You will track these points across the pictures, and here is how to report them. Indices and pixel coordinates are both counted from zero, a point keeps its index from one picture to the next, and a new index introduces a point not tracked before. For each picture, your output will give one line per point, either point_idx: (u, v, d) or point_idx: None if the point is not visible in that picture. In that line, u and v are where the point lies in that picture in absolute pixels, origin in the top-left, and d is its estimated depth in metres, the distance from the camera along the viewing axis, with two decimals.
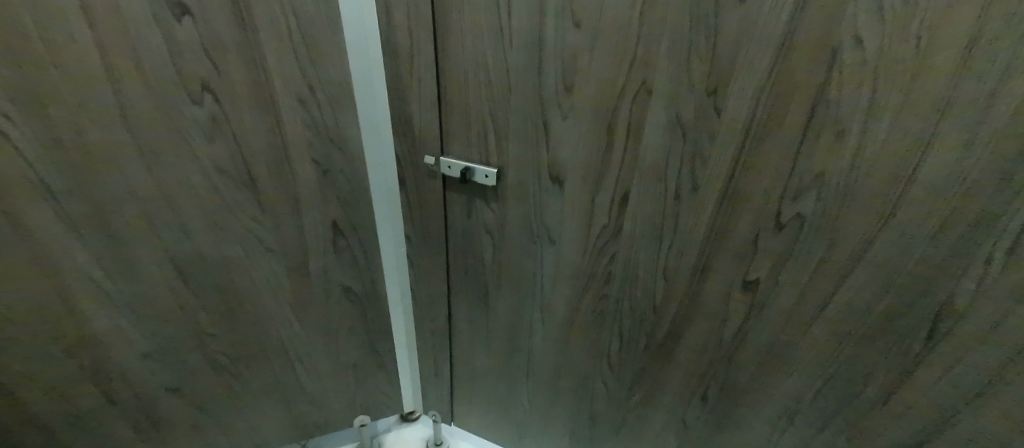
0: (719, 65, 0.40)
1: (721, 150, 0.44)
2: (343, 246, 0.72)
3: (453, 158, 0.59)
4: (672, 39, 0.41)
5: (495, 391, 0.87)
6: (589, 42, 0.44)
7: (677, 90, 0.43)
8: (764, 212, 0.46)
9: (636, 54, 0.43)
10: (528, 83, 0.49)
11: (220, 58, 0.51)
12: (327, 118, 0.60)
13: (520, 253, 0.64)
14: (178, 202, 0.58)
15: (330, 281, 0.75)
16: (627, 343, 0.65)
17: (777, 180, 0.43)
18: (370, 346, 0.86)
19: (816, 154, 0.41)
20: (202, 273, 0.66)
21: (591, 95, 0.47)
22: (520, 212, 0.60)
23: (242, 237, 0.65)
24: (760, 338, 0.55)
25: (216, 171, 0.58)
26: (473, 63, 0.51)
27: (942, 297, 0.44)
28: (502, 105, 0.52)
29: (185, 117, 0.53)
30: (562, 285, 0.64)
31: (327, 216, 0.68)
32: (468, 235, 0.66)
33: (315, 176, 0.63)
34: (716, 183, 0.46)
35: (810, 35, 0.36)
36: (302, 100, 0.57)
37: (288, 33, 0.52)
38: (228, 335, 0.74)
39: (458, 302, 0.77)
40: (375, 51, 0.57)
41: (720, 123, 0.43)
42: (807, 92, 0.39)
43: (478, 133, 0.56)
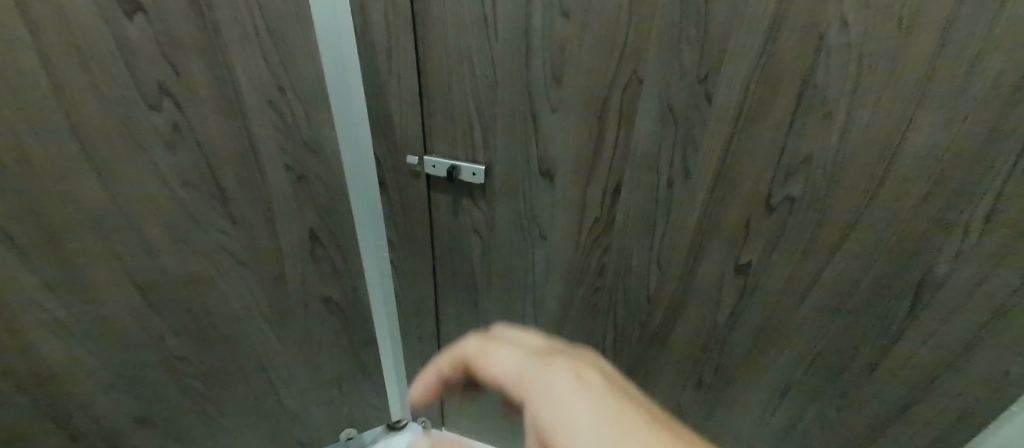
0: (709, 53, 0.40)
1: (712, 138, 0.44)
2: (322, 254, 0.68)
3: (437, 157, 0.57)
4: (662, 27, 0.40)
5: None
6: (577, 32, 0.43)
7: (668, 79, 0.43)
8: (754, 197, 0.47)
9: (626, 44, 0.42)
10: (514, 76, 0.48)
11: (180, 58, 0.47)
12: (301, 120, 0.56)
13: (510, 251, 0.63)
14: (138, 217, 0.53)
15: (311, 292, 0.71)
16: (621, 334, 0.65)
17: (767, 165, 0.44)
18: (354, 357, 0.83)
19: (804, 138, 0.42)
20: (169, 292, 0.61)
21: (580, 87, 0.46)
22: (509, 209, 0.58)
23: (212, 250, 0.60)
24: (750, 322, 0.57)
25: (181, 180, 0.53)
26: (456, 57, 0.49)
27: (923, 270, 0.46)
28: (488, 100, 0.51)
29: (143, 125, 0.48)
30: (554, 280, 0.63)
31: (304, 224, 0.64)
32: (455, 236, 0.64)
33: (288, 182, 0.60)
34: (708, 171, 0.47)
35: (799, 19, 0.36)
36: (273, 102, 0.53)
37: (254, 30, 0.48)
38: (201, 357, 0.69)
39: (446, 305, 0.75)
40: (349, 48, 0.54)
41: (711, 110, 0.43)
42: (795, 77, 0.39)
43: (462, 129, 0.54)
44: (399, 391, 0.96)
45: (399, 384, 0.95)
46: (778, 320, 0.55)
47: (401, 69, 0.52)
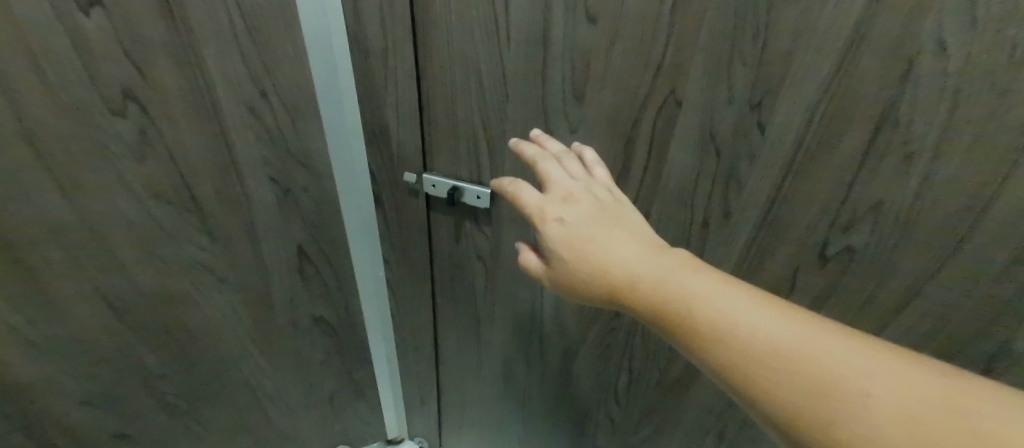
0: (766, 73, 0.34)
1: (762, 172, 0.39)
2: (311, 273, 0.63)
3: (439, 176, 0.53)
4: (709, 37, 0.35)
5: (490, 415, 0.82)
6: (606, 41, 0.38)
7: (712, 99, 0.37)
8: (800, 240, 0.41)
9: (664, 57, 0.37)
10: (530, 88, 0.43)
11: (146, 58, 0.41)
12: (287, 130, 0.50)
13: (518, 275, 0.59)
14: (109, 231, 0.48)
15: (301, 311, 0.66)
16: (637, 376, 0.61)
17: (828, 207, 0.38)
18: (347, 376, 0.78)
19: (874, 182, 0.35)
20: (144, 309, 0.56)
21: (606, 103, 0.41)
22: (516, 233, 0.55)
23: (188, 266, 0.55)
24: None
25: (152, 193, 0.48)
26: (462, 64, 0.43)
27: (1001, 345, 0.39)
28: (497, 114, 0.46)
29: (106, 132, 0.43)
30: (566, 310, 0.60)
31: (292, 241, 0.59)
32: (456, 260, 0.61)
33: (274, 196, 0.54)
34: (753, 207, 0.41)
35: (881, 39, 0.30)
36: (255, 109, 0.47)
37: (232, 29, 0.42)
38: (182, 375, 0.64)
39: (445, 327, 0.71)
40: (341, 50, 0.47)
41: (762, 141, 0.37)
42: (870, 108, 0.33)
43: (467, 146, 0.49)
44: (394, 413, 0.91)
45: (395, 406, 0.90)
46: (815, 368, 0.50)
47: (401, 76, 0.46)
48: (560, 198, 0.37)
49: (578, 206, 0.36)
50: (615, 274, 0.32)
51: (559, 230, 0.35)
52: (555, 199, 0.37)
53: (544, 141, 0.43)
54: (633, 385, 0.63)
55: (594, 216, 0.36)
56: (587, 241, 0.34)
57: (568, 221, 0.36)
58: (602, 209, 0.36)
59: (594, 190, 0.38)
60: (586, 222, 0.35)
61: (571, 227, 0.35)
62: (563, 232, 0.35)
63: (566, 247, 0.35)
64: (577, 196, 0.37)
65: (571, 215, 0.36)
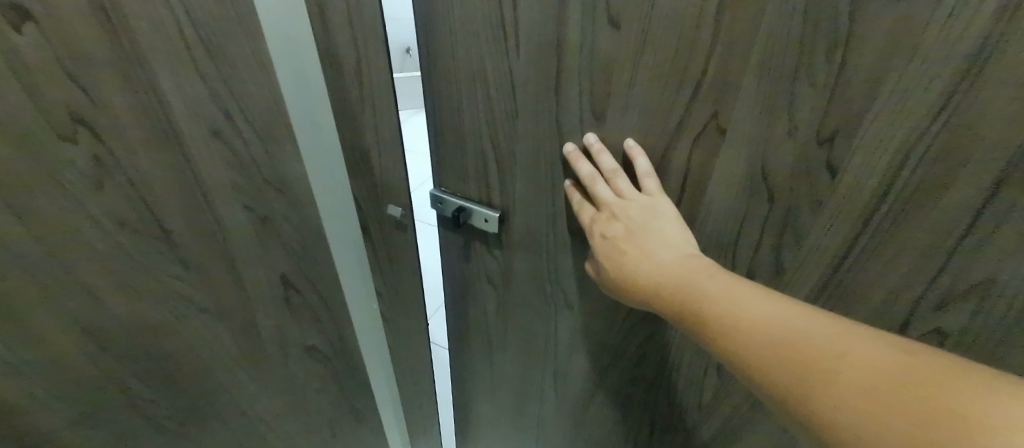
0: (837, 112, 0.33)
1: (833, 220, 0.38)
2: (298, 304, 0.61)
3: (446, 193, 0.58)
4: (760, 61, 0.33)
5: (508, 406, 0.89)
6: (633, 52, 0.37)
7: (758, 134, 0.37)
8: (881, 298, 0.41)
9: (701, 82, 0.36)
10: (544, 102, 0.44)
11: (92, 74, 0.32)
12: (258, 152, 0.47)
13: (530, 286, 0.64)
14: (87, 273, 0.38)
15: (291, 340, 0.63)
16: (671, 397, 0.64)
17: (920, 268, 0.37)
18: (341, 396, 0.77)
19: (984, 254, 0.34)
20: (129, 347, 0.45)
21: (628, 128, 0.42)
22: (525, 255, 0.60)
23: (167, 300, 0.46)
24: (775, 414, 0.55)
25: (118, 223, 0.38)
26: (472, 90, 0.46)
27: None
28: (506, 136, 0.48)
29: (55, 164, 0.32)
30: (585, 324, 0.63)
31: (275, 270, 0.55)
32: (469, 271, 0.68)
33: (250, 224, 0.50)
34: (829, 253, 0.41)
35: (1004, 88, 0.27)
36: (218, 132, 0.42)
37: (185, 44, 0.37)
38: (176, 398, 0.53)
39: (463, 319, 0.77)
40: (312, 73, 0.49)
41: (831, 185, 0.37)
42: (987, 171, 0.30)
43: (476, 169, 0.53)
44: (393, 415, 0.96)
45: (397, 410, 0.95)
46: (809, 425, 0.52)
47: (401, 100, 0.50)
48: (607, 216, 0.44)
49: (618, 224, 0.43)
50: (644, 281, 0.40)
51: (602, 244, 0.44)
52: (602, 217, 0.44)
53: (599, 154, 0.44)
54: (639, 401, 0.69)
55: (633, 231, 0.42)
56: (623, 254, 0.42)
57: (609, 238, 0.44)
58: (640, 225, 0.42)
59: (637, 205, 0.43)
60: (626, 237, 0.43)
61: (611, 243, 0.43)
62: (607, 246, 0.44)
63: (608, 256, 0.44)
64: (621, 213, 0.43)
65: (614, 231, 0.43)
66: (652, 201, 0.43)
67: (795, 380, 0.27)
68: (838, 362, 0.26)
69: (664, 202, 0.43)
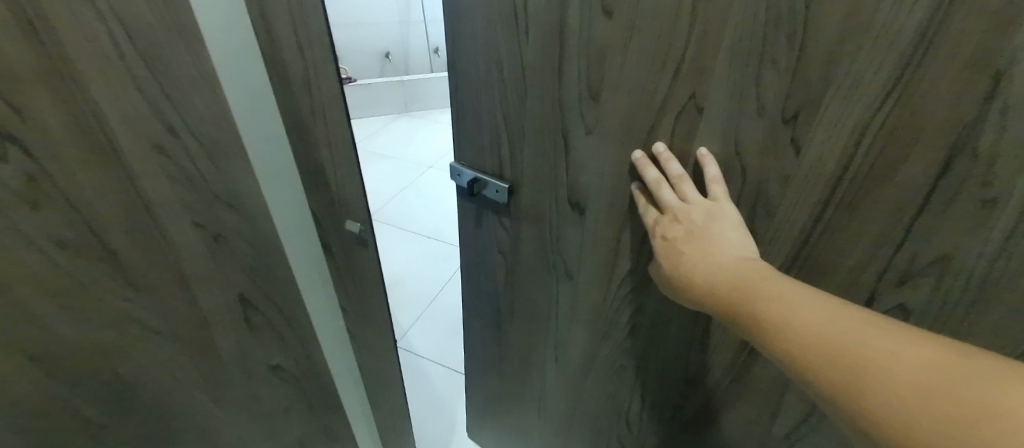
0: (801, 90, 0.35)
1: (798, 196, 0.41)
2: (259, 325, 0.58)
3: (463, 166, 0.64)
4: (732, 43, 0.36)
5: (508, 376, 0.95)
6: (623, 39, 0.41)
7: (727, 110, 0.40)
8: (847, 268, 0.43)
9: (680, 65, 0.39)
10: (550, 85, 0.48)
11: (16, 88, 0.29)
12: (203, 164, 0.43)
13: (535, 256, 0.69)
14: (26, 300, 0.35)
15: (253, 360, 0.60)
16: (653, 361, 0.68)
17: (877, 246, 0.40)
18: (310, 412, 0.73)
19: (940, 230, 0.36)
20: (82, 373, 0.42)
21: (619, 107, 0.45)
22: (530, 226, 0.65)
23: (118, 324, 0.43)
24: (766, 374, 0.57)
25: (60, 245, 0.35)
26: (488, 70, 0.51)
27: None
28: (516, 116, 0.53)
29: None
30: (584, 297, 0.67)
31: (231, 290, 0.52)
32: (482, 240, 0.74)
33: (201, 244, 0.46)
34: (797, 225, 0.43)
35: (946, 73, 0.29)
36: (162, 148, 0.40)
37: (120, 56, 0.34)
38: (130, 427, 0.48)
39: (474, 285, 0.84)
40: (257, 80, 0.47)
41: (796, 163, 0.39)
42: (935, 152, 0.32)
43: (492, 143, 0.59)
44: (366, 421, 0.92)
45: (369, 419, 0.92)
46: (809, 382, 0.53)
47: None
48: (670, 219, 0.45)
49: (680, 227, 0.44)
50: (704, 282, 0.40)
51: (662, 245, 0.45)
52: (665, 221, 0.46)
53: (667, 161, 0.45)
54: (635, 372, 0.71)
55: (693, 234, 0.43)
56: (682, 256, 0.43)
57: (669, 241, 0.45)
58: (701, 229, 0.43)
59: (699, 210, 0.43)
60: (686, 241, 0.43)
61: (671, 244, 0.44)
62: (667, 247, 0.45)
63: (667, 257, 0.45)
64: (683, 217, 0.44)
65: (674, 234, 0.44)
66: (716, 206, 0.43)
67: (840, 378, 0.28)
68: (897, 372, 0.26)
69: (729, 208, 0.43)
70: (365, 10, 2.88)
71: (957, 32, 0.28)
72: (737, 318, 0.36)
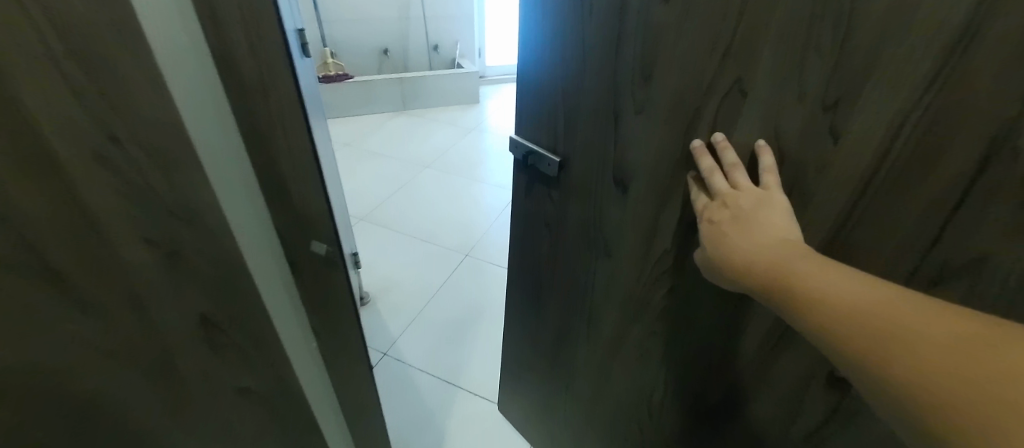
0: (843, 77, 0.35)
1: (833, 187, 0.40)
2: (225, 344, 0.52)
3: (520, 138, 0.69)
4: (781, 30, 0.37)
5: (539, 354, 0.96)
6: (676, 23, 0.43)
7: (776, 96, 0.40)
8: (879, 266, 0.41)
9: (730, 48, 0.40)
10: (605, 63, 0.51)
11: None
12: (157, 182, 0.37)
13: (579, 233, 0.70)
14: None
15: (218, 384, 0.54)
16: (676, 349, 0.66)
17: (910, 243, 0.38)
18: (287, 428, 0.68)
19: (977, 226, 0.34)
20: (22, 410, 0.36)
21: (669, 89, 0.47)
22: (576, 202, 0.67)
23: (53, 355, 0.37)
24: (789, 373, 0.53)
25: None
26: (554, 47, 0.56)
27: None
28: (573, 92, 0.57)
29: None
30: (619, 278, 0.67)
31: (192, 311, 0.46)
32: (528, 213, 0.78)
33: (155, 261, 0.41)
34: (831, 215, 0.41)
35: (991, 63, 0.29)
36: (107, 159, 0.34)
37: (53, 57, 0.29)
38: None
39: (518, 259, 0.87)
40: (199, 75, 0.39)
41: (834, 149, 0.39)
42: (976, 144, 0.31)
43: (548, 118, 0.62)
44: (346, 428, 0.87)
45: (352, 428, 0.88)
46: (836, 378, 0.48)
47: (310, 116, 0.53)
48: (718, 204, 0.44)
49: (727, 211, 0.43)
50: (751, 266, 0.39)
51: (709, 229, 0.45)
52: (713, 205, 0.45)
53: (723, 150, 0.45)
54: (661, 361, 0.69)
55: (740, 219, 0.42)
56: (730, 240, 0.42)
57: (717, 224, 0.44)
58: (750, 215, 0.41)
59: (750, 197, 0.42)
60: (733, 225, 0.42)
61: (717, 228, 0.44)
62: (713, 230, 0.44)
63: (713, 242, 0.44)
64: (731, 202, 0.43)
65: (721, 218, 0.43)
66: (767, 195, 0.42)
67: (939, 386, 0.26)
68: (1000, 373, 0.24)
69: (783, 198, 0.42)
70: (363, 5, 2.80)
71: (1005, 22, 0.27)
72: (779, 293, 0.37)
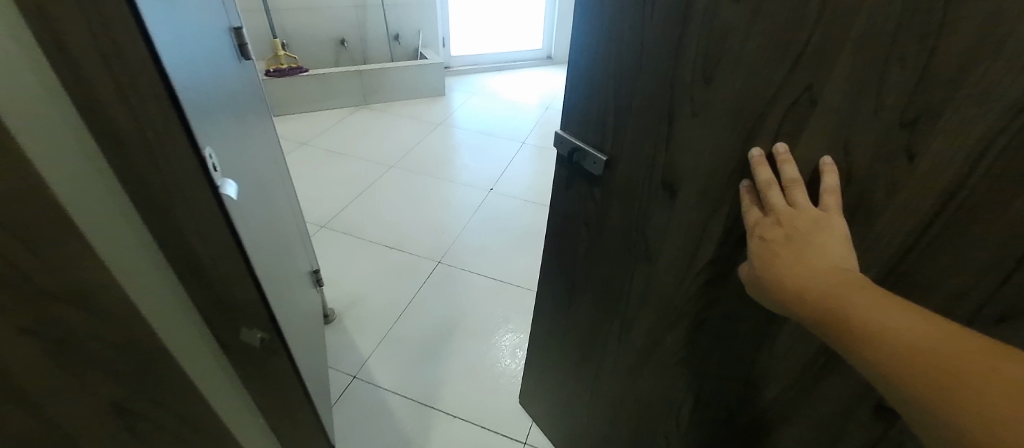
0: (926, 92, 0.31)
1: (902, 208, 0.36)
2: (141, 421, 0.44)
3: (565, 134, 0.62)
4: (863, 40, 0.32)
5: (564, 357, 0.92)
6: (744, 25, 0.37)
7: (849, 109, 0.35)
8: (945, 293, 0.37)
9: (802, 55, 0.35)
10: (661, 63, 0.45)
11: None
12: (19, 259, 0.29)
13: (619, 239, 0.64)
14: None
15: None
16: (708, 361, 0.62)
17: (982, 272, 0.34)
18: None
19: None
20: None
21: (730, 95, 0.42)
22: (623, 207, 0.60)
23: None
24: (829, 397, 0.50)
25: None
26: (604, 41, 0.50)
27: None
28: (625, 92, 0.51)
29: None
30: (657, 288, 0.63)
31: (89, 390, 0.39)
32: (567, 212, 0.71)
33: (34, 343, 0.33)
34: (894, 238, 0.38)
35: None
36: None
37: None
38: None
39: (548, 261, 0.82)
40: (55, 115, 0.31)
41: (907, 171, 0.34)
42: None
43: (596, 114, 0.56)
44: None
45: None
46: (881, 407, 0.45)
47: (204, 147, 0.42)
48: (772, 222, 0.41)
49: (782, 232, 0.40)
50: (811, 296, 0.37)
51: (759, 246, 0.42)
52: (766, 222, 0.41)
53: (783, 164, 0.40)
54: (693, 372, 0.65)
55: (794, 240, 0.39)
56: (785, 263, 0.39)
57: (770, 243, 0.41)
58: (806, 239, 0.38)
59: (808, 218, 0.39)
60: (789, 247, 0.39)
61: (771, 248, 0.41)
62: (765, 248, 0.41)
63: (764, 262, 0.41)
64: (787, 222, 0.40)
65: (773, 237, 0.40)
66: (823, 218, 0.38)
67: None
68: None
69: (841, 223, 0.38)
70: None
71: None
72: (837, 318, 0.35)
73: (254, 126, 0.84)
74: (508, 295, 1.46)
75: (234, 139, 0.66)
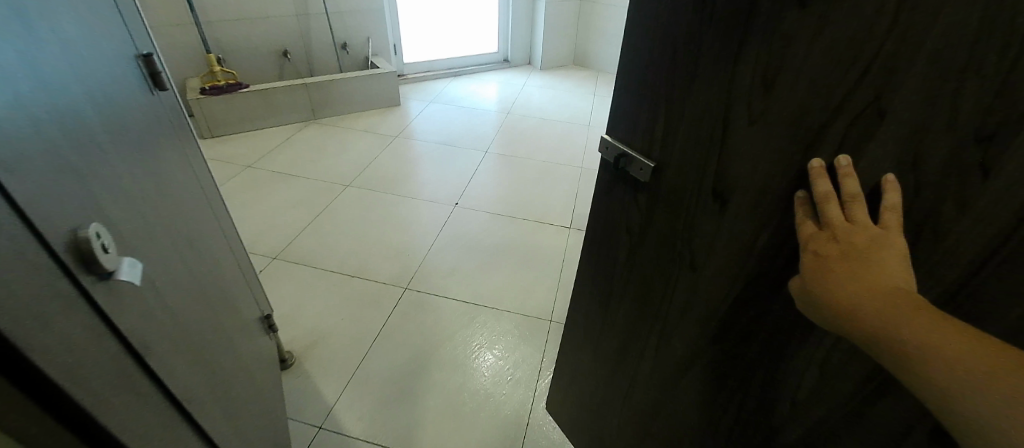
0: (1010, 104, 0.28)
1: (976, 227, 0.32)
2: None
3: (612, 140, 0.57)
4: (945, 51, 0.29)
5: (594, 369, 0.87)
6: (813, 33, 0.34)
7: (920, 123, 0.32)
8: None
9: (873, 65, 0.32)
10: (718, 72, 0.42)
11: None
12: None
13: (659, 250, 0.60)
14: None
15: None
16: (743, 382, 0.57)
17: None
18: None
19: None
20: None
21: (790, 105, 0.38)
22: (665, 219, 0.56)
23: None
24: (875, 425, 0.45)
25: None
26: (659, 43, 0.46)
27: None
28: (679, 97, 0.46)
29: None
30: (697, 305, 0.58)
31: None
32: (607, 218, 0.66)
33: None
34: (963, 260, 0.34)
35: None
36: None
37: None
38: None
39: (586, 269, 0.77)
40: None
41: (981, 187, 0.31)
42: None
43: (645, 121, 0.51)
44: None
45: None
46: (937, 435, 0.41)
47: (53, 233, 0.34)
48: (826, 236, 0.37)
49: (838, 247, 0.36)
50: (871, 320, 0.34)
51: (812, 260, 0.38)
52: (819, 235, 0.37)
53: (844, 178, 0.36)
54: (724, 393, 0.61)
55: (853, 258, 0.35)
56: (845, 279, 0.36)
57: (824, 259, 0.37)
58: (865, 257, 0.35)
59: (867, 237, 0.35)
60: (846, 264, 0.36)
61: (824, 262, 0.37)
62: (817, 263, 0.37)
63: (818, 276, 0.37)
64: (843, 237, 0.36)
65: (828, 253, 0.37)
66: (884, 236, 0.35)
67: None
68: None
69: (902, 244, 0.35)
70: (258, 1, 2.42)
71: None
72: (889, 344, 0.33)
73: (179, 162, 0.73)
74: (481, 319, 1.38)
75: (144, 192, 0.55)
